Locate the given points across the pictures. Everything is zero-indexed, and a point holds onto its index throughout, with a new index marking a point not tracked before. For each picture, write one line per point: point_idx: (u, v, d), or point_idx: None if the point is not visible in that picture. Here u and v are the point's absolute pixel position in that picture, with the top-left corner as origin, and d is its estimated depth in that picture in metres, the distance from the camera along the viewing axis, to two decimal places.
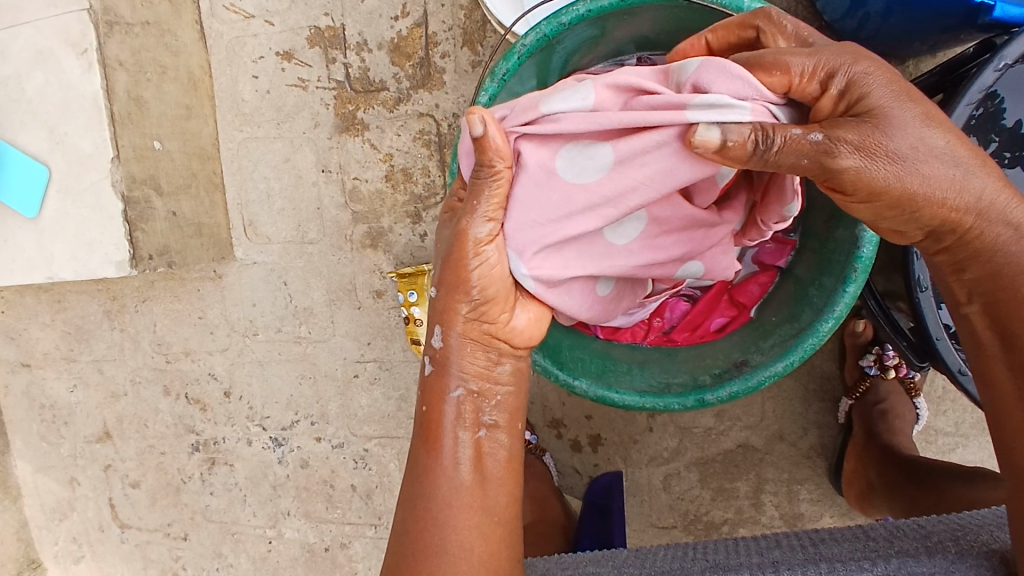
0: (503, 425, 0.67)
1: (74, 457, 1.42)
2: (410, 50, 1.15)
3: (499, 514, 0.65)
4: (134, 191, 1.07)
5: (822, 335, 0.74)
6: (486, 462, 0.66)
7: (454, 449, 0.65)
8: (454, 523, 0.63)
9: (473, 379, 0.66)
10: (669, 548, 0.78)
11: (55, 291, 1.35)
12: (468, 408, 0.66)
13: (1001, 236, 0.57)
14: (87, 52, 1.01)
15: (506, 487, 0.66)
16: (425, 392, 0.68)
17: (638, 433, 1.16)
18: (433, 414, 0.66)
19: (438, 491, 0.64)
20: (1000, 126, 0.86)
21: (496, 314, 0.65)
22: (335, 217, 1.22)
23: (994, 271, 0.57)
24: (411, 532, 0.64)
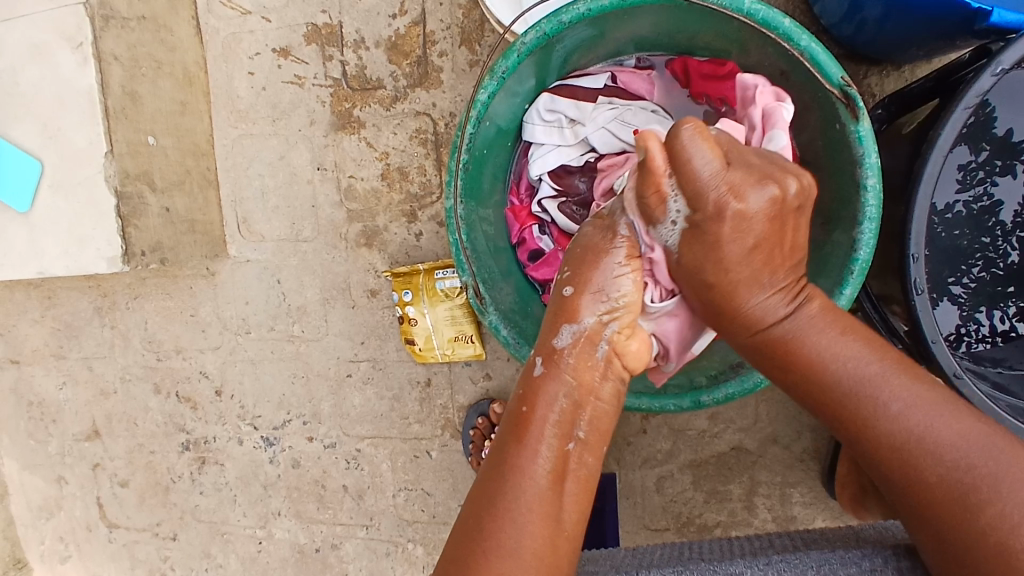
0: (591, 445, 0.67)
1: (62, 455, 1.41)
2: (408, 49, 1.15)
3: (568, 530, 0.63)
4: (128, 186, 1.06)
5: None
6: (567, 478, 0.65)
7: (543, 453, 0.64)
8: (526, 526, 0.61)
9: (577, 389, 0.67)
10: (664, 546, 0.78)
11: (46, 287, 1.34)
12: (567, 415, 0.66)
13: (815, 337, 0.64)
14: (83, 46, 1.00)
15: (579, 504, 0.65)
16: (525, 393, 0.68)
17: (632, 435, 1.16)
18: (529, 414, 0.66)
19: (522, 492, 0.62)
20: (990, 134, 0.87)
21: (624, 338, 0.69)
22: (331, 216, 1.21)
23: (789, 343, 0.65)
24: (483, 527, 0.61)
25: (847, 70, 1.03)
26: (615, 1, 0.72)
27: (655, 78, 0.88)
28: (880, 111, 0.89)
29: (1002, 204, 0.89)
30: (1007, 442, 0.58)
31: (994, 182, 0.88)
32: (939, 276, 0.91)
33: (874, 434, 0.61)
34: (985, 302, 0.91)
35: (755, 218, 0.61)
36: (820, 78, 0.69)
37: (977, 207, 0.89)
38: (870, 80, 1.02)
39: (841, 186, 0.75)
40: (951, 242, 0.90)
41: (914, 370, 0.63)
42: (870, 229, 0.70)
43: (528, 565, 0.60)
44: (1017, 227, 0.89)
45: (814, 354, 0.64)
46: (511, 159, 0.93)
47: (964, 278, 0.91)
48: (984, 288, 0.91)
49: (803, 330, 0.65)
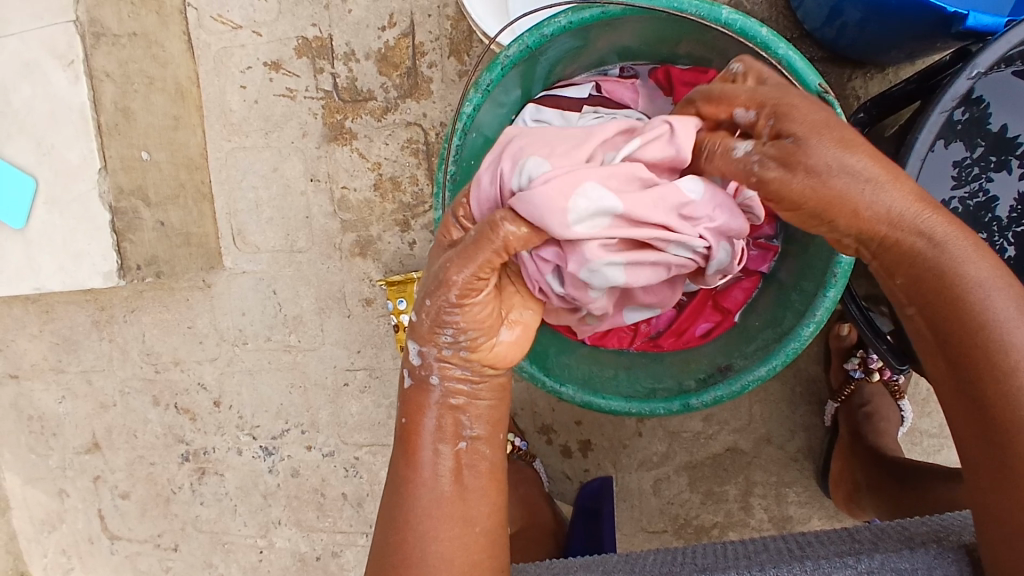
0: (485, 438, 0.65)
1: (63, 468, 1.41)
2: (397, 60, 1.16)
3: (478, 524, 0.63)
4: (122, 202, 1.07)
5: (804, 340, 0.74)
6: (466, 475, 0.64)
7: (436, 461, 0.63)
8: (433, 534, 0.62)
9: (454, 395, 0.62)
10: (659, 553, 0.78)
11: (43, 302, 1.35)
12: (446, 422, 0.63)
13: (943, 231, 0.56)
14: (74, 63, 1.01)
15: (489, 497, 0.64)
16: (404, 403, 0.64)
17: (628, 438, 1.17)
18: (411, 426, 0.64)
19: (419, 502, 0.62)
20: (986, 130, 0.88)
21: (482, 341, 0.60)
22: (324, 226, 1.22)
23: (933, 275, 0.56)
24: (389, 540, 0.62)
25: (831, 73, 1.04)
26: (596, 13, 0.73)
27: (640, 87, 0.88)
28: (860, 116, 0.86)
29: (997, 199, 0.89)
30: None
31: (988, 177, 0.89)
32: None
33: (975, 376, 0.55)
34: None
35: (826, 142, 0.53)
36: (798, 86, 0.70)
37: (973, 203, 0.90)
38: (854, 82, 1.03)
39: None
40: None
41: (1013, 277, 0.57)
42: None
43: (440, 573, 0.61)
44: (1013, 223, 0.89)
45: (973, 280, 0.55)
46: None
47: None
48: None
49: (961, 257, 0.56)
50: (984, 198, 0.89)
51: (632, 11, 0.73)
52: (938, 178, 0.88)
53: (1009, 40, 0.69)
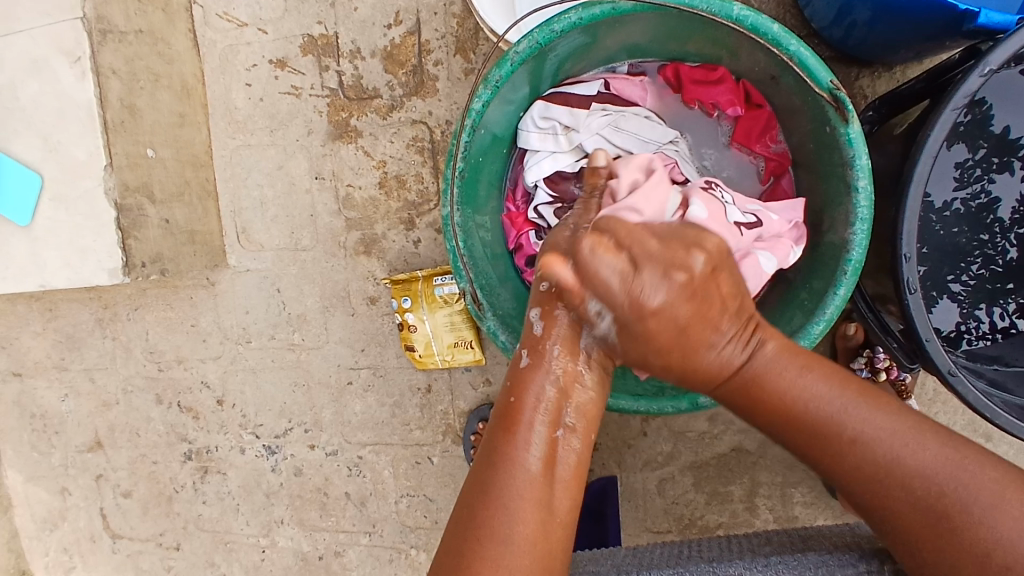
0: (580, 431, 0.65)
1: (66, 466, 1.41)
2: (403, 58, 1.16)
3: (562, 517, 0.62)
4: (128, 198, 1.07)
5: (814, 338, 0.74)
6: (557, 466, 0.63)
7: (533, 443, 0.63)
8: (518, 509, 0.59)
9: (563, 375, 0.65)
10: (664, 545, 0.79)
11: (47, 299, 1.35)
12: (548, 405, 0.64)
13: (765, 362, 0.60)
14: (81, 60, 1.01)
15: (570, 492, 0.63)
16: (512, 384, 0.67)
17: (633, 438, 1.17)
18: (516, 404, 0.65)
19: (511, 479, 0.61)
20: (987, 132, 0.88)
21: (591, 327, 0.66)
22: (329, 224, 1.22)
23: (764, 377, 0.60)
24: (473, 516, 0.60)
25: (838, 73, 1.04)
26: (606, 9, 0.73)
27: (648, 84, 0.90)
28: (869, 113, 0.90)
29: (999, 201, 0.90)
30: (981, 459, 0.56)
31: (990, 179, 0.89)
32: (939, 275, 0.92)
33: (857, 461, 0.57)
34: (985, 299, 0.92)
35: (725, 278, 0.60)
36: (809, 82, 0.70)
37: (975, 204, 0.90)
38: (862, 82, 1.03)
39: (833, 188, 0.76)
40: (950, 239, 0.91)
41: (878, 398, 0.60)
42: (863, 230, 0.71)
43: (518, 552, 0.58)
44: (1015, 224, 0.90)
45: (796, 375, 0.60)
46: (506, 167, 0.93)
47: (963, 276, 0.91)
48: (983, 285, 0.91)
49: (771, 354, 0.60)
50: (987, 200, 0.89)
51: (642, 7, 0.73)
52: (937, 182, 0.89)
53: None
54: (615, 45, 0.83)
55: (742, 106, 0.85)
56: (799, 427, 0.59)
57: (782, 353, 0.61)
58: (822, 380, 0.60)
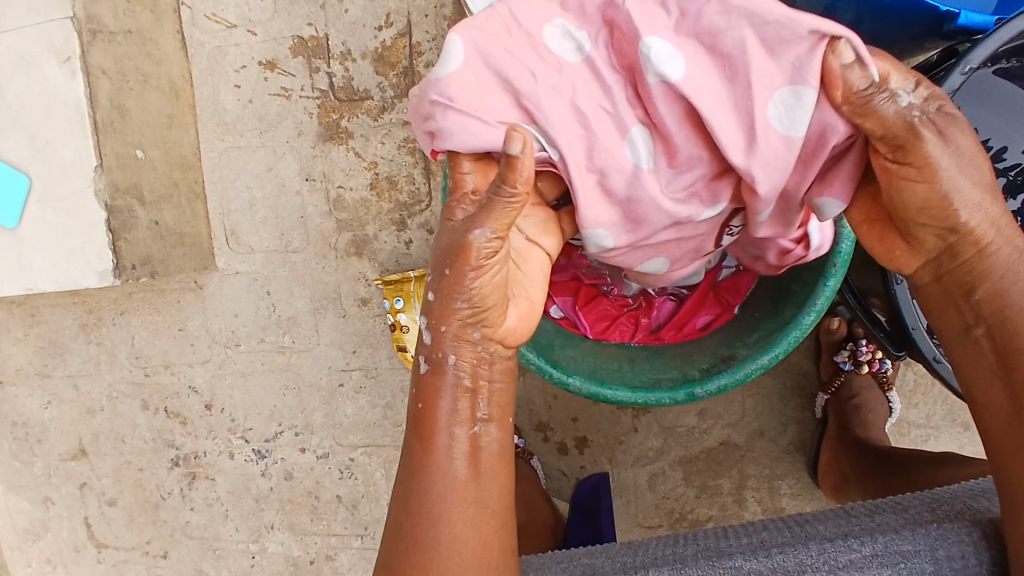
0: (498, 421, 0.62)
1: (47, 476, 1.38)
2: (394, 60, 1.17)
3: (493, 512, 0.60)
4: (117, 200, 1.05)
5: (805, 328, 0.76)
6: (480, 458, 0.61)
7: (450, 443, 0.60)
8: (448, 516, 0.58)
9: (467, 374, 0.61)
10: (659, 538, 0.76)
11: (30, 305, 1.33)
12: (464, 405, 0.61)
13: (1013, 258, 0.56)
14: (72, 60, 1.00)
15: (500, 480, 0.62)
16: (417, 388, 0.62)
17: (624, 434, 1.19)
18: (427, 410, 0.61)
19: (432, 487, 0.59)
20: None
21: (495, 317, 0.61)
22: (320, 225, 1.22)
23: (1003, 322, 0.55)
24: (403, 531, 0.59)
25: None
26: None
27: None
28: None
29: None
30: None
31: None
32: None
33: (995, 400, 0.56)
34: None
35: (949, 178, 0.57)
36: None
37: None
38: None
39: None
40: None
41: None
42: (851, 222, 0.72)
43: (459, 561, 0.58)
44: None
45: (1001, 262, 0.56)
46: None
47: None
48: None
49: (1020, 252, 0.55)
50: None
51: None
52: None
53: (999, 38, 0.71)
54: None
55: None
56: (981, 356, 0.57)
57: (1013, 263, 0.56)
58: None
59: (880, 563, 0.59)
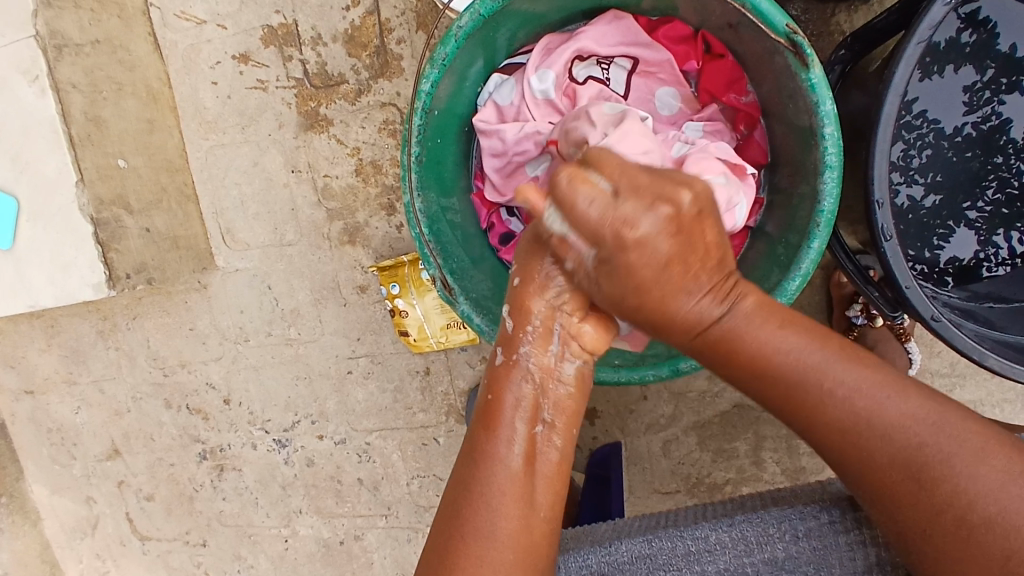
0: (558, 427, 0.68)
1: (87, 476, 1.44)
2: (365, 40, 1.13)
3: (542, 512, 0.64)
4: (104, 212, 1.07)
5: (790, 295, 0.72)
6: (537, 461, 0.66)
7: (512, 438, 0.65)
8: (502, 506, 0.63)
9: (540, 372, 0.68)
10: (647, 514, 0.82)
11: (48, 316, 1.37)
12: (527, 397, 0.67)
13: (874, 406, 0.57)
14: (39, 78, 1.00)
15: (555, 487, 0.66)
16: (491, 380, 0.69)
17: (633, 403, 1.16)
18: (495, 402, 0.67)
19: (490, 476, 0.64)
20: (993, 51, 0.85)
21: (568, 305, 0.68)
22: (311, 216, 1.21)
23: (731, 337, 0.60)
24: (458, 511, 0.63)
25: (813, 10, 0.99)
26: None
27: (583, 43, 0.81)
28: (842, 51, 0.83)
29: (1011, 121, 0.86)
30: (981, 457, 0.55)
31: (1000, 101, 0.86)
32: (954, 203, 0.89)
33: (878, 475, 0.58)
34: (1002, 224, 0.89)
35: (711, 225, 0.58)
36: (766, 28, 0.68)
37: (986, 127, 0.87)
38: (838, 17, 0.98)
39: (801, 139, 0.73)
40: (963, 164, 0.88)
41: (859, 353, 0.60)
42: (832, 178, 0.69)
43: (504, 549, 0.62)
44: None
45: (827, 380, 0.58)
46: (470, 147, 0.90)
47: (979, 202, 0.89)
48: (999, 210, 0.89)
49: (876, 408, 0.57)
50: (997, 121, 0.86)
51: None
52: (947, 107, 0.86)
53: None
54: (553, 41, 0.83)
55: (700, 59, 0.82)
56: (656, 299, 0.59)
57: (759, 308, 0.61)
58: (798, 333, 0.60)
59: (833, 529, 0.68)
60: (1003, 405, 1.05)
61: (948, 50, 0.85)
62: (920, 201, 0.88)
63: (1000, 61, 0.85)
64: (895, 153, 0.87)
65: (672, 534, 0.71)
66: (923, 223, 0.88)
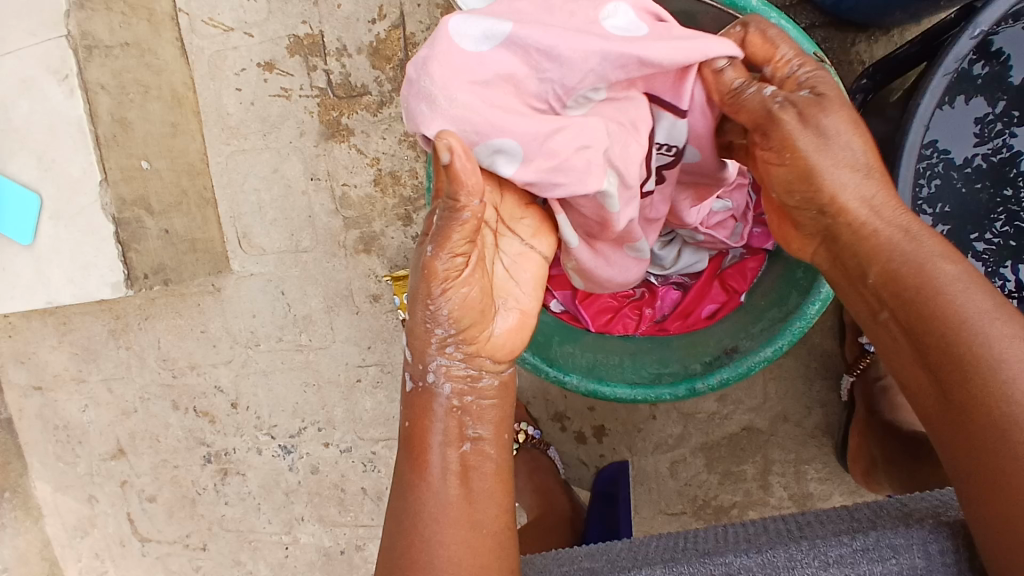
0: (486, 438, 0.67)
1: (91, 475, 1.44)
2: (389, 53, 1.15)
3: (486, 529, 0.65)
4: (125, 212, 1.08)
5: (809, 318, 0.74)
6: (471, 477, 0.66)
7: (441, 464, 0.65)
8: (440, 538, 0.63)
9: (455, 395, 0.66)
10: (660, 537, 0.81)
11: (61, 314, 1.38)
12: (452, 424, 0.66)
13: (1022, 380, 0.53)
14: (68, 77, 1.01)
15: (496, 499, 0.66)
16: (407, 408, 0.68)
17: (642, 421, 1.16)
18: (416, 429, 0.67)
19: (423, 508, 0.64)
20: (1006, 84, 0.86)
21: (477, 334, 0.65)
22: (328, 224, 1.22)
23: (916, 275, 0.59)
24: (397, 552, 0.63)
25: (833, 39, 1.00)
26: None
27: None
28: (864, 80, 0.84)
29: (1022, 155, 0.87)
30: None
31: (1011, 133, 0.87)
32: (961, 233, 0.89)
33: (983, 450, 0.53)
34: (1009, 257, 0.89)
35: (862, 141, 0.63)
36: None
37: (997, 159, 0.88)
38: (859, 47, 1.00)
39: None
40: (971, 195, 0.89)
41: None
42: None
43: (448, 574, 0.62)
44: None
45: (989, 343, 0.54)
46: None
47: (987, 233, 0.89)
48: (1008, 243, 0.89)
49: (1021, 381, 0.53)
50: (1008, 154, 0.87)
51: None
52: (957, 136, 0.87)
53: None
54: None
55: None
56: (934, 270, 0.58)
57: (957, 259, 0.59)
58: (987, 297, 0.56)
59: (868, 559, 0.64)
60: None
61: (960, 82, 0.86)
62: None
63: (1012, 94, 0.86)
64: None
65: (695, 564, 0.69)
66: None
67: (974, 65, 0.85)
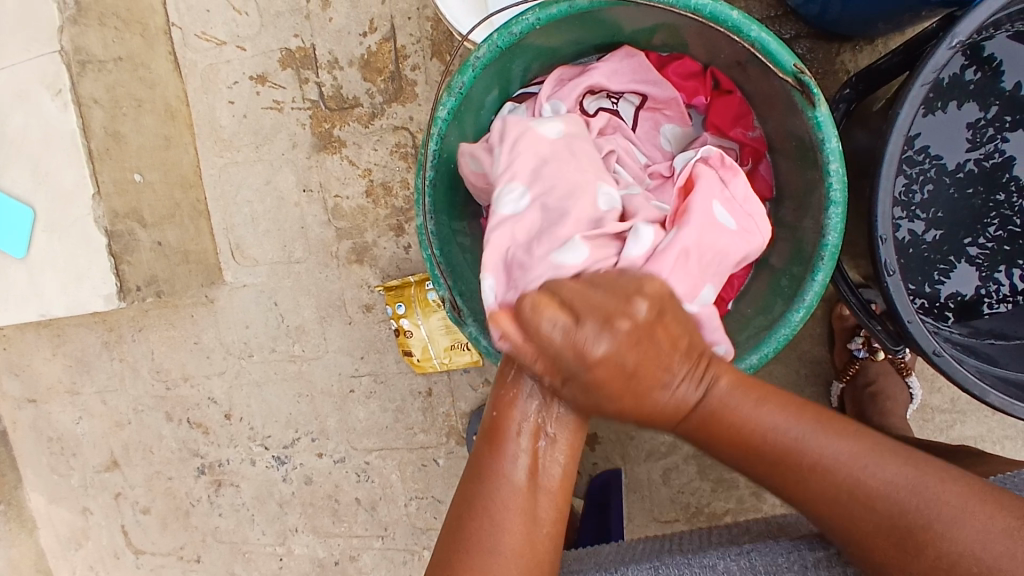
0: (565, 445, 0.67)
1: (85, 487, 1.44)
2: (381, 65, 1.16)
3: (546, 527, 0.66)
4: (118, 225, 1.08)
5: (794, 325, 0.74)
6: (540, 476, 0.66)
7: (516, 456, 0.65)
8: (505, 525, 0.64)
9: (543, 394, 0.65)
10: (651, 538, 0.82)
11: (54, 326, 1.38)
12: (531, 422, 0.65)
13: None
14: (62, 92, 1.02)
15: (557, 500, 0.66)
16: (495, 397, 0.67)
17: (634, 429, 1.17)
18: (501, 419, 0.66)
19: (495, 493, 0.65)
20: (998, 90, 0.86)
21: None
22: (320, 235, 1.23)
23: None
24: (463, 528, 0.65)
25: (818, 50, 1.02)
26: (564, 8, 0.73)
27: (599, 74, 0.85)
28: (846, 91, 0.85)
29: (1015, 159, 0.88)
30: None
31: (1004, 138, 0.88)
32: (956, 238, 0.90)
33: None
34: (1003, 261, 0.90)
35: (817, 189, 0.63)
36: (773, 67, 0.69)
37: (988, 164, 0.89)
38: (843, 57, 1.01)
39: (808, 174, 0.75)
40: (965, 201, 0.90)
41: None
42: (836, 214, 0.71)
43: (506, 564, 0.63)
44: None
45: None
46: None
47: (980, 238, 0.90)
48: (1000, 247, 0.90)
49: None
50: (1000, 159, 0.88)
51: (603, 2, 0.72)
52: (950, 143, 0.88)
53: (990, 6, 0.66)
54: (567, 69, 0.87)
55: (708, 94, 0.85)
56: None
57: None
58: None
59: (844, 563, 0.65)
60: (1002, 442, 1.05)
61: (951, 87, 0.86)
62: (921, 235, 0.90)
63: (1006, 99, 0.86)
64: (897, 188, 0.89)
65: (679, 563, 0.70)
66: (925, 257, 0.90)
67: (965, 71, 0.86)
